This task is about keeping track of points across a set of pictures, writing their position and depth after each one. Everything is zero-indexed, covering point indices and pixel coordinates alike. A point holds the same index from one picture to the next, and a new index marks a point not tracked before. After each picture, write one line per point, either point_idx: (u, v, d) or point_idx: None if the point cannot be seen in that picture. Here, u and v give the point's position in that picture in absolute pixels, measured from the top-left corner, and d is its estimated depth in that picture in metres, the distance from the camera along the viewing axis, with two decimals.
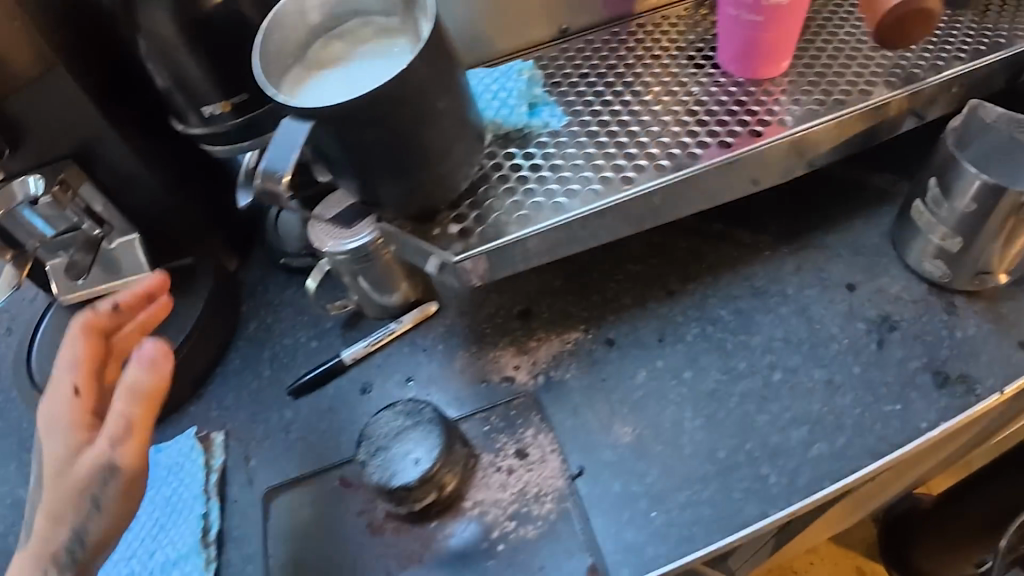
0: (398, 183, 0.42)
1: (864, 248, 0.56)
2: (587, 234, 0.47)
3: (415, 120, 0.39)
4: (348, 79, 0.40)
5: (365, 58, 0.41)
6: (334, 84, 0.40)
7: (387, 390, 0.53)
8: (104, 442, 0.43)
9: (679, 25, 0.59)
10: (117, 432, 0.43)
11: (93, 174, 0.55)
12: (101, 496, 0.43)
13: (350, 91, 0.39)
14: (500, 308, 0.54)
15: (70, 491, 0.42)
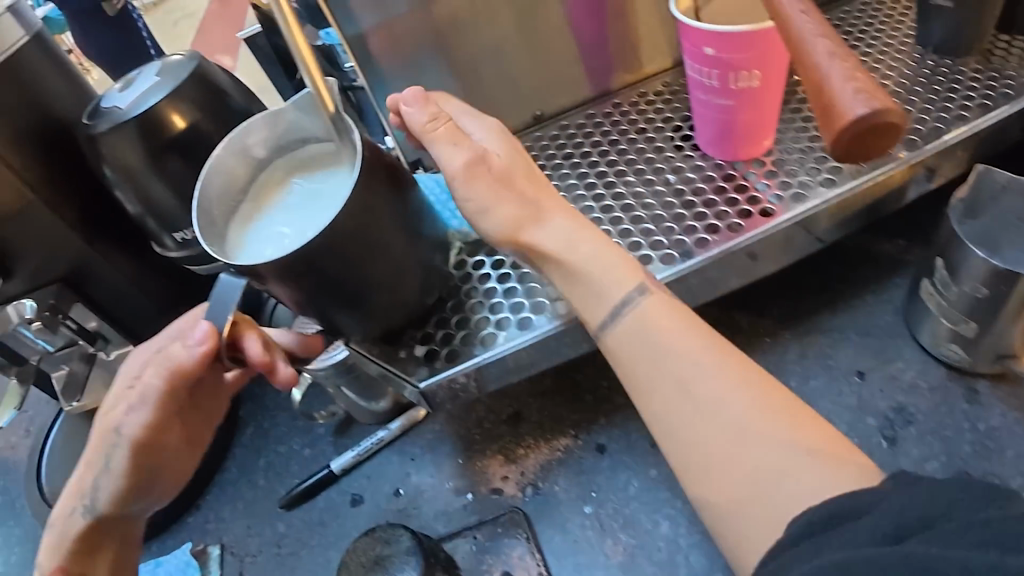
0: (355, 314, 0.40)
1: (875, 329, 0.52)
2: (565, 346, 0.45)
3: (361, 256, 0.37)
4: (296, 215, 0.39)
5: (311, 189, 0.41)
6: (283, 223, 0.39)
7: (376, 502, 0.51)
8: (108, 476, 0.40)
9: (658, 102, 0.56)
10: (117, 442, 0.40)
11: (84, 293, 0.56)
12: (102, 479, 0.40)
13: (298, 231, 0.38)
14: (489, 413, 0.53)
15: (91, 443, 0.40)
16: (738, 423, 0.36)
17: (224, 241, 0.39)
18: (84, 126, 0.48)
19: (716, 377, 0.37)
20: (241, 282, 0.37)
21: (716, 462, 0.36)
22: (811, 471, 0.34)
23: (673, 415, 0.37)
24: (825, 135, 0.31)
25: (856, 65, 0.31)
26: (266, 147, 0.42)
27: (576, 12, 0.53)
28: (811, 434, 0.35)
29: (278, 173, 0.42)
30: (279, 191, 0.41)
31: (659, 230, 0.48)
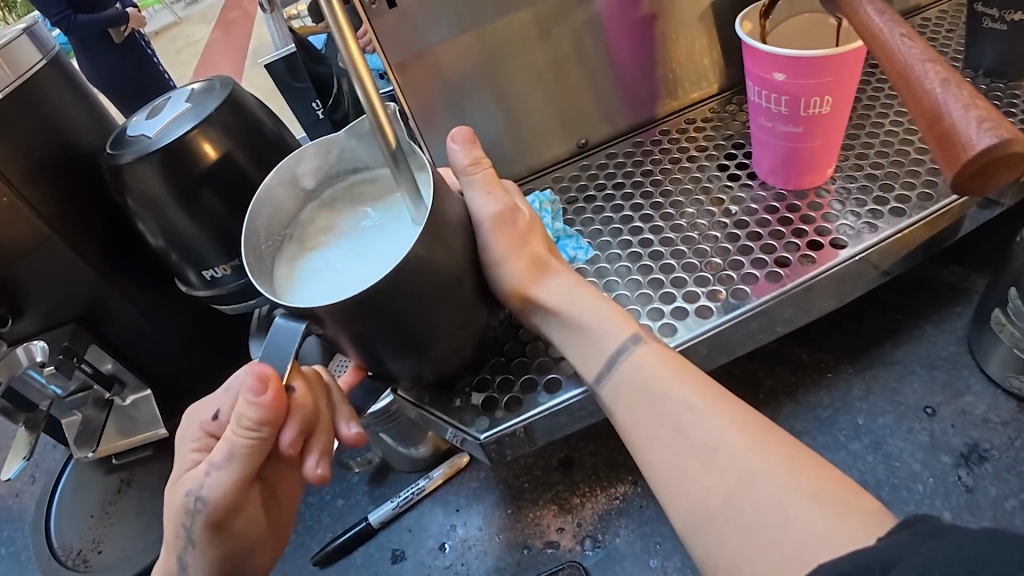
0: (412, 362, 0.37)
1: (939, 360, 0.49)
2: None
3: (422, 302, 0.34)
4: (349, 248, 0.36)
5: (365, 221, 0.38)
6: (336, 261, 0.36)
7: (419, 558, 0.48)
8: (195, 552, 0.35)
9: (706, 129, 0.54)
10: (198, 510, 0.33)
11: (102, 334, 0.53)
12: (188, 555, 0.35)
13: (354, 266, 0.35)
14: (538, 459, 0.50)
15: (170, 517, 0.35)
16: (738, 468, 0.32)
17: (271, 273, 0.36)
18: (108, 156, 0.45)
19: (717, 420, 0.34)
20: (301, 328, 0.32)
21: (717, 509, 0.32)
22: (809, 515, 0.29)
23: (667, 463, 0.34)
24: (944, 167, 0.29)
25: (973, 93, 0.29)
26: (318, 178, 0.39)
27: (624, 38, 0.51)
28: (815, 481, 0.31)
29: (330, 204, 0.39)
30: (330, 222, 0.38)
31: (727, 264, 0.45)
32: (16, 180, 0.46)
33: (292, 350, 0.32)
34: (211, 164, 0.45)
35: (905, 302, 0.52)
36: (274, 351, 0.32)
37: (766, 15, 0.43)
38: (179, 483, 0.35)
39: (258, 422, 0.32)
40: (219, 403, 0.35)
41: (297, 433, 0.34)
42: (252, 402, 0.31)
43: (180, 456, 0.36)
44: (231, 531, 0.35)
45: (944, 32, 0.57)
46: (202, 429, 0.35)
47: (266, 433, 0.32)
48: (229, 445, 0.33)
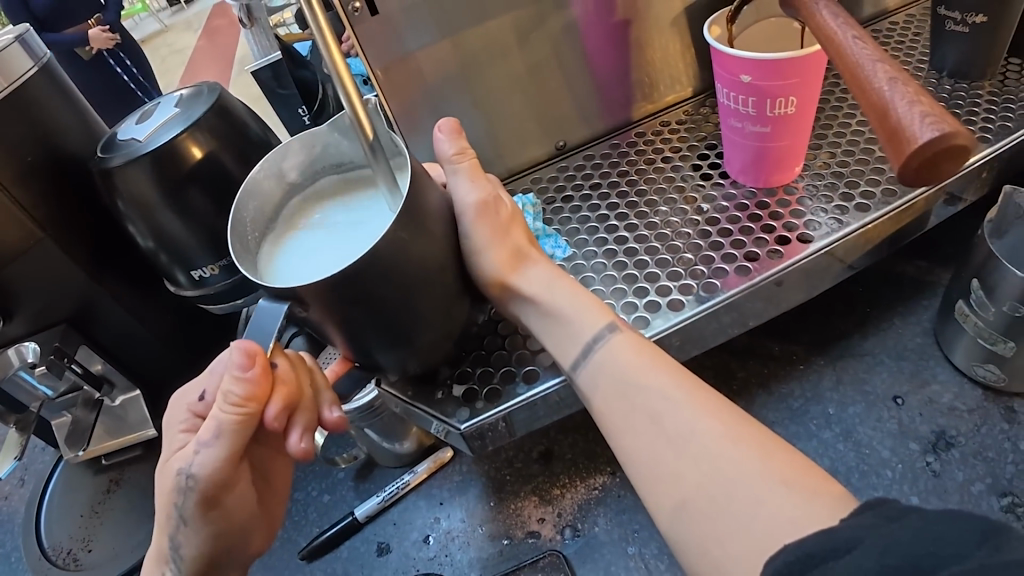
0: (394, 355, 0.39)
1: (907, 351, 0.51)
2: None
3: (403, 296, 0.35)
4: (332, 238, 0.38)
5: (347, 212, 0.39)
6: (318, 247, 0.37)
7: (405, 550, 0.49)
8: (187, 532, 0.36)
9: (680, 130, 0.56)
10: (188, 487, 0.34)
11: (92, 335, 0.54)
12: (181, 535, 0.36)
13: (336, 253, 0.36)
14: (519, 452, 0.52)
15: (161, 499, 0.36)
16: (707, 451, 0.33)
17: (257, 262, 0.38)
18: (98, 159, 0.46)
19: (687, 406, 0.34)
20: (283, 309, 0.33)
21: (688, 489, 0.32)
22: (773, 497, 0.30)
23: (639, 447, 0.35)
24: (892, 159, 0.30)
25: (918, 90, 0.31)
26: (302, 172, 0.41)
27: (600, 43, 0.53)
28: (781, 463, 0.31)
29: (314, 196, 0.41)
30: (314, 213, 0.40)
31: (699, 259, 0.46)
32: (7, 183, 0.47)
33: (274, 328, 0.33)
34: (198, 167, 0.47)
35: (873, 296, 0.54)
36: (258, 330, 0.34)
37: (733, 20, 0.45)
38: (168, 463, 0.36)
39: (245, 398, 0.33)
40: (204, 385, 0.36)
41: (282, 407, 0.34)
42: (238, 377, 0.33)
43: (168, 439, 0.37)
44: (221, 510, 0.36)
45: (910, 36, 0.59)
46: (188, 411, 0.37)
47: (253, 409, 0.34)
48: (216, 422, 0.34)
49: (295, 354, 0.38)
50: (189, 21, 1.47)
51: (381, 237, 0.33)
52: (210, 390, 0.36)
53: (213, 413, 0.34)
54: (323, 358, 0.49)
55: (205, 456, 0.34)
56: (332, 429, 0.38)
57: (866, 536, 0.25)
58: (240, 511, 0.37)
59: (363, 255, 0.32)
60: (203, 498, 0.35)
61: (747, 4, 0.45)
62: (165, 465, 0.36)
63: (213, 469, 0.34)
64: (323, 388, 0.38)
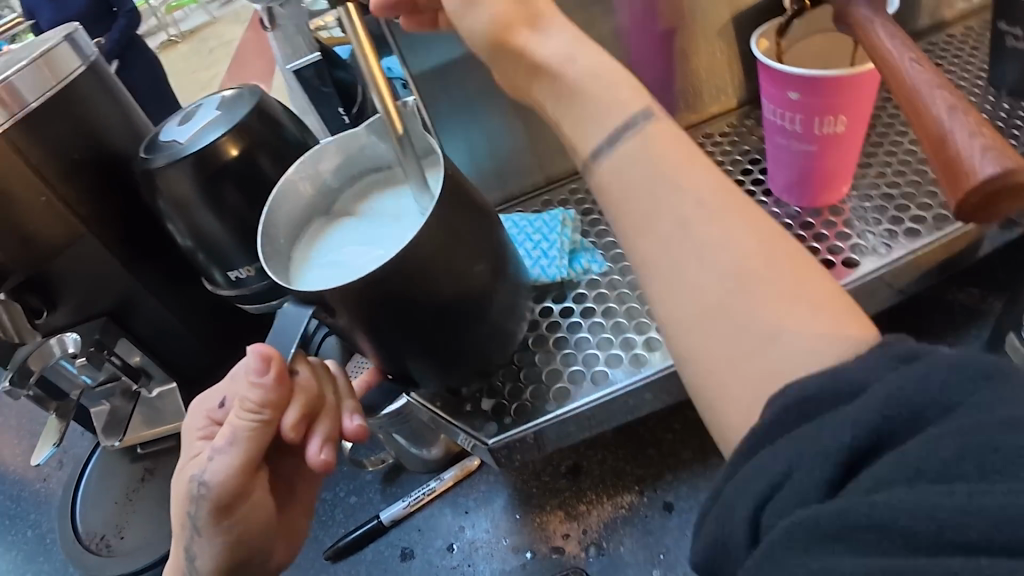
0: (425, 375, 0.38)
1: None
2: (630, 410, 0.44)
3: (435, 314, 0.35)
4: (373, 236, 0.38)
5: (388, 209, 0.39)
6: (350, 246, 0.37)
7: (428, 557, 0.49)
8: (201, 542, 0.36)
9: (724, 143, 0.55)
10: (201, 496, 0.35)
11: (130, 328, 0.55)
12: (196, 546, 0.36)
13: (371, 250, 0.36)
14: (547, 465, 0.51)
15: (177, 509, 0.36)
16: (724, 288, 0.23)
17: (293, 264, 0.38)
18: (140, 160, 0.47)
19: (713, 223, 0.24)
20: (307, 313, 0.33)
21: (745, 414, 0.23)
22: (809, 331, 0.23)
23: (694, 392, 0.24)
24: (950, 194, 0.29)
25: (982, 118, 0.30)
26: (339, 174, 0.40)
27: (642, 51, 0.52)
28: (817, 291, 0.23)
29: (354, 197, 0.40)
30: (347, 217, 0.40)
31: None
32: (52, 180, 0.48)
33: (296, 332, 0.34)
34: (240, 170, 0.47)
35: (922, 322, 0.52)
36: (280, 334, 0.35)
37: (782, 34, 0.44)
38: (184, 470, 0.37)
39: (261, 404, 0.34)
40: (226, 393, 0.37)
41: (299, 416, 0.35)
42: (255, 382, 0.34)
43: (186, 445, 0.38)
44: (236, 521, 0.36)
45: (968, 50, 0.56)
46: (206, 417, 0.38)
47: (268, 415, 0.34)
48: (233, 428, 0.35)
49: (320, 362, 0.38)
50: (237, 14, 1.51)
51: (412, 254, 0.33)
52: (229, 397, 0.37)
53: (230, 421, 0.35)
54: (353, 367, 0.49)
55: (218, 463, 0.35)
56: (355, 439, 0.37)
57: (862, 395, 0.21)
58: (256, 522, 0.37)
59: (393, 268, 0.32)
60: (216, 507, 0.35)
61: (797, 16, 0.43)
62: (182, 472, 0.36)
63: (226, 476, 0.35)
64: (349, 398, 0.38)
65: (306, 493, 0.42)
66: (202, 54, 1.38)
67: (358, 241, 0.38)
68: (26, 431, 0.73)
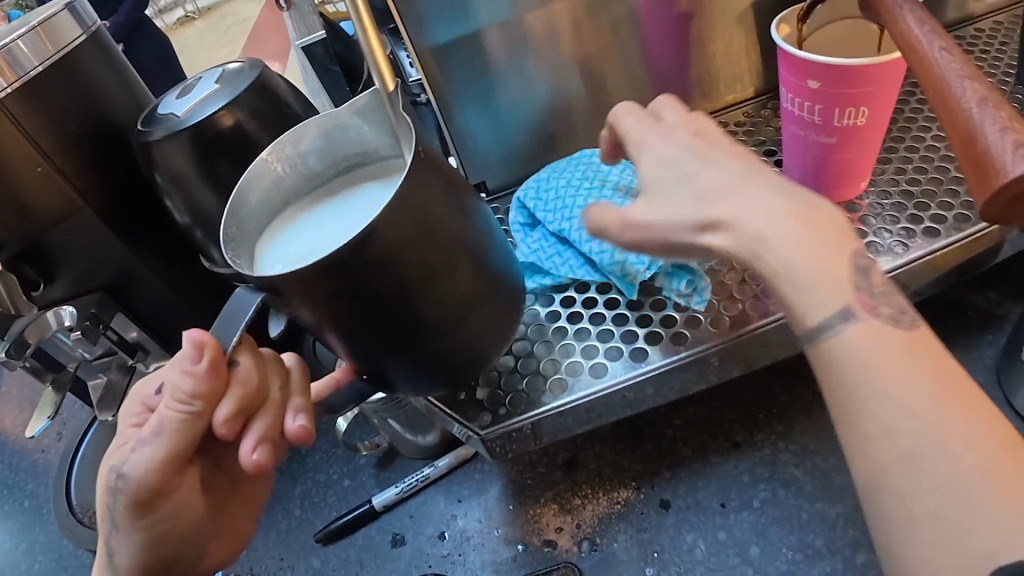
0: (414, 378, 0.37)
1: None
2: (629, 405, 0.43)
3: (421, 311, 0.34)
4: (341, 223, 0.36)
5: (363, 196, 0.37)
6: (319, 231, 0.36)
7: (419, 545, 0.48)
8: (120, 536, 0.36)
9: (738, 133, 0.53)
10: (119, 489, 0.35)
11: (128, 303, 0.54)
12: (115, 539, 0.36)
13: (336, 238, 0.35)
14: (543, 456, 0.50)
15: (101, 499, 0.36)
16: (927, 444, 0.24)
17: (262, 249, 0.37)
18: (138, 132, 0.46)
19: (917, 402, 0.24)
20: (256, 300, 0.32)
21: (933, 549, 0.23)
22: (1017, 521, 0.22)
23: (876, 454, 0.25)
24: (975, 194, 0.28)
25: (1013, 114, 0.28)
26: (322, 159, 0.39)
27: (657, 35, 0.50)
28: (1017, 473, 0.23)
29: (333, 185, 0.39)
30: (322, 205, 0.38)
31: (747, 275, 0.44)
32: (49, 150, 0.47)
33: (242, 321, 0.32)
34: (237, 146, 0.46)
35: (936, 327, 0.50)
36: (227, 323, 0.33)
37: (804, 19, 0.42)
38: (109, 458, 0.36)
39: (191, 395, 0.33)
40: (162, 379, 0.37)
41: (233, 411, 0.34)
42: (187, 370, 0.33)
43: (120, 431, 0.37)
44: (159, 518, 0.36)
45: (998, 45, 0.54)
46: (142, 404, 0.37)
47: (199, 408, 0.34)
48: (160, 420, 0.34)
49: (273, 354, 0.37)
50: None
51: (406, 239, 0.32)
52: (165, 383, 0.35)
53: (158, 411, 0.34)
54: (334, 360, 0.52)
55: (140, 456, 0.34)
56: (296, 441, 0.35)
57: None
58: (181, 521, 0.36)
59: (385, 251, 0.31)
60: (133, 502, 0.34)
61: (821, 2, 0.41)
62: (107, 461, 0.36)
63: (146, 471, 0.34)
64: (296, 398, 0.37)
65: (254, 491, 0.41)
66: (217, 31, 1.37)
67: (326, 225, 0.36)
68: (28, 401, 0.74)
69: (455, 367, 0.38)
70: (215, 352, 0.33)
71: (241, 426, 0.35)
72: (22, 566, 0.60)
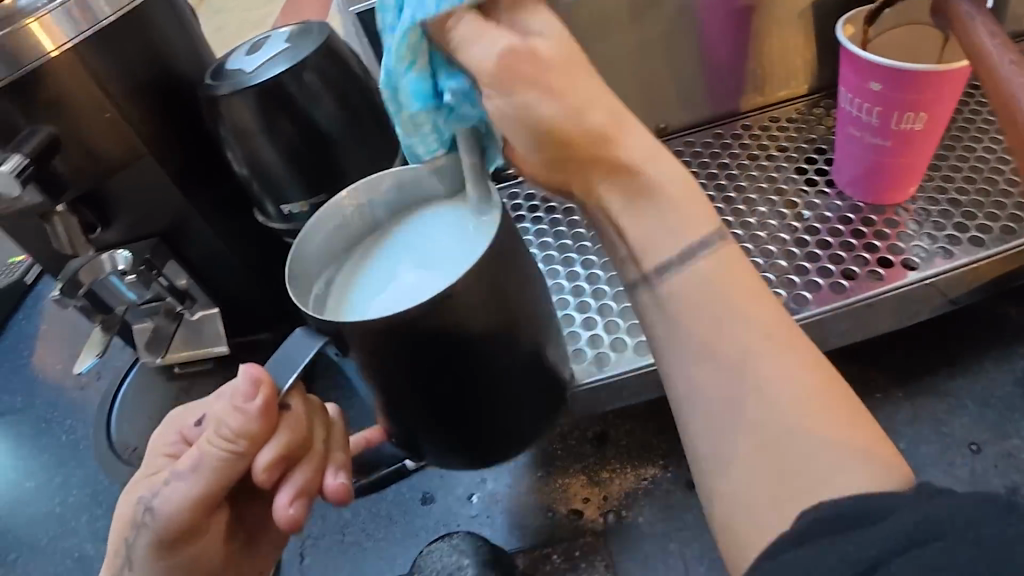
0: (446, 437, 0.38)
1: (994, 399, 0.48)
2: None
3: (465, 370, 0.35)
4: (392, 269, 0.38)
5: (418, 241, 0.38)
6: (380, 280, 0.38)
7: (448, 505, 0.50)
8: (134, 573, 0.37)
9: (789, 130, 0.54)
10: (144, 525, 0.36)
11: (179, 251, 0.56)
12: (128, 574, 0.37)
13: (394, 293, 0.36)
14: (574, 429, 0.52)
15: (121, 530, 0.37)
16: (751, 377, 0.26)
17: (318, 291, 0.38)
18: (207, 86, 0.47)
19: (762, 362, 0.26)
20: (316, 346, 0.33)
21: (764, 508, 0.25)
22: (852, 478, 0.24)
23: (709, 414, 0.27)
24: None
25: None
26: (389, 207, 0.40)
27: (717, 27, 0.50)
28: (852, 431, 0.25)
29: (390, 235, 0.40)
30: (384, 245, 0.40)
31: (792, 268, 0.45)
32: (118, 97, 0.48)
33: (301, 365, 0.33)
34: (302, 108, 0.47)
35: (968, 337, 0.51)
36: (284, 361, 0.34)
37: (871, 22, 0.42)
38: (136, 489, 0.37)
39: (236, 434, 0.33)
40: (203, 413, 0.38)
41: (277, 458, 0.34)
42: (237, 407, 0.33)
43: (150, 458, 0.39)
44: (181, 557, 0.37)
45: None
46: (179, 435, 0.38)
47: (242, 448, 0.33)
48: (198, 456, 0.34)
49: (319, 405, 0.38)
50: None
51: None
52: (211, 417, 0.35)
53: (198, 446, 0.34)
54: None
55: (173, 491, 0.35)
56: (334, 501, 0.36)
57: (884, 522, 0.22)
58: (206, 560, 0.38)
59: None
60: (159, 541, 0.35)
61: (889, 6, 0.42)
62: (135, 491, 0.37)
63: (174, 509, 0.35)
64: (336, 457, 0.38)
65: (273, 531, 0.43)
66: None
67: (387, 277, 0.38)
68: (65, 340, 0.76)
69: (486, 427, 0.38)
70: (271, 396, 0.33)
71: (282, 474, 0.35)
72: (59, 498, 0.63)
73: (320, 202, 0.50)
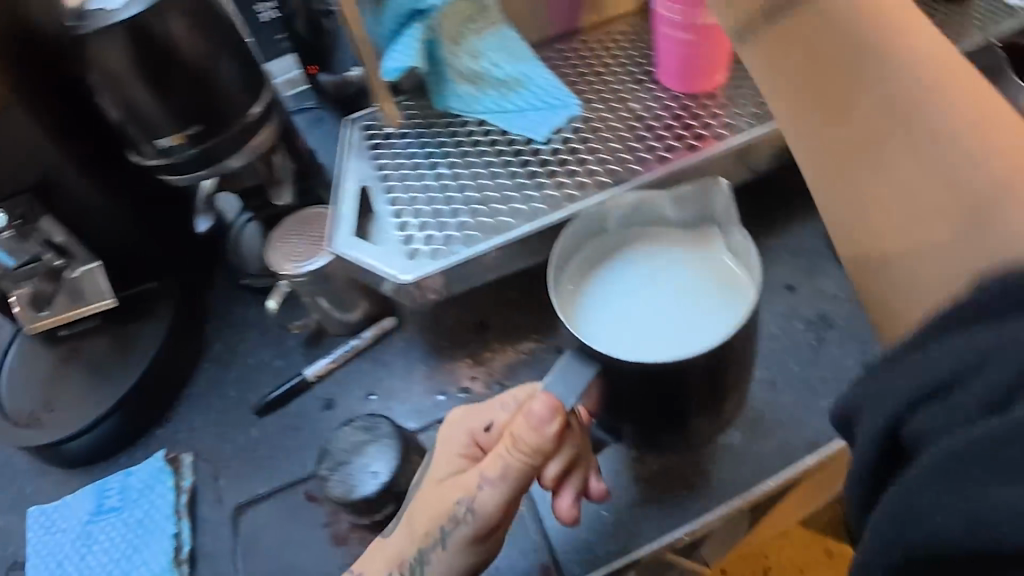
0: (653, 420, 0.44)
1: (802, 251, 0.58)
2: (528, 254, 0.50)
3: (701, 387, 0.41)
4: (631, 295, 0.45)
5: (666, 266, 0.46)
6: (622, 303, 0.45)
7: (349, 406, 0.55)
8: (442, 553, 0.41)
9: (620, 39, 0.60)
10: (462, 519, 0.41)
11: (51, 206, 0.55)
12: (435, 555, 0.41)
13: (661, 325, 0.43)
14: (457, 321, 0.57)
15: (427, 515, 0.42)
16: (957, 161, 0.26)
17: (551, 284, 0.45)
18: (70, 23, 0.48)
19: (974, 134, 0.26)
20: (588, 374, 0.39)
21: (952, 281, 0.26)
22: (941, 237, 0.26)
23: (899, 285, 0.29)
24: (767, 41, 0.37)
25: None
26: (619, 221, 0.48)
27: None
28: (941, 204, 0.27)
29: (620, 252, 0.47)
30: (612, 264, 0.47)
31: (622, 149, 0.52)
32: None
33: (573, 392, 0.39)
34: (168, 41, 0.49)
35: (782, 203, 0.60)
36: (558, 385, 0.40)
37: None
38: (443, 489, 0.42)
39: (533, 445, 0.39)
40: (491, 418, 0.44)
41: (560, 466, 0.44)
42: (536, 427, 0.39)
43: (445, 457, 0.44)
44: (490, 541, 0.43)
45: None
46: (471, 437, 0.44)
47: (535, 460, 0.40)
48: (504, 464, 0.40)
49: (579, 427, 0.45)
50: None
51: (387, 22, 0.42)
52: (496, 423, 0.43)
53: (501, 457, 0.40)
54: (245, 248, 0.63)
55: (488, 493, 0.40)
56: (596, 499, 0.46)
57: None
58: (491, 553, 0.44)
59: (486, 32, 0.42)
60: (474, 534, 0.41)
61: None
62: (447, 492, 0.41)
63: (491, 505, 0.41)
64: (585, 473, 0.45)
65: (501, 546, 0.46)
66: None
67: (645, 272, 0.46)
68: None
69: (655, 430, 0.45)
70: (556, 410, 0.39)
71: (563, 480, 0.45)
72: None
73: (191, 135, 0.52)
